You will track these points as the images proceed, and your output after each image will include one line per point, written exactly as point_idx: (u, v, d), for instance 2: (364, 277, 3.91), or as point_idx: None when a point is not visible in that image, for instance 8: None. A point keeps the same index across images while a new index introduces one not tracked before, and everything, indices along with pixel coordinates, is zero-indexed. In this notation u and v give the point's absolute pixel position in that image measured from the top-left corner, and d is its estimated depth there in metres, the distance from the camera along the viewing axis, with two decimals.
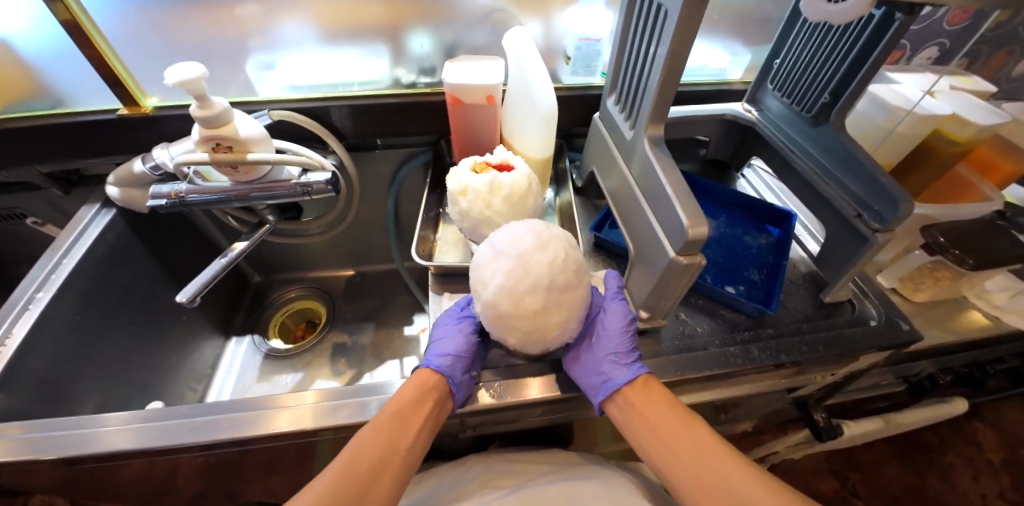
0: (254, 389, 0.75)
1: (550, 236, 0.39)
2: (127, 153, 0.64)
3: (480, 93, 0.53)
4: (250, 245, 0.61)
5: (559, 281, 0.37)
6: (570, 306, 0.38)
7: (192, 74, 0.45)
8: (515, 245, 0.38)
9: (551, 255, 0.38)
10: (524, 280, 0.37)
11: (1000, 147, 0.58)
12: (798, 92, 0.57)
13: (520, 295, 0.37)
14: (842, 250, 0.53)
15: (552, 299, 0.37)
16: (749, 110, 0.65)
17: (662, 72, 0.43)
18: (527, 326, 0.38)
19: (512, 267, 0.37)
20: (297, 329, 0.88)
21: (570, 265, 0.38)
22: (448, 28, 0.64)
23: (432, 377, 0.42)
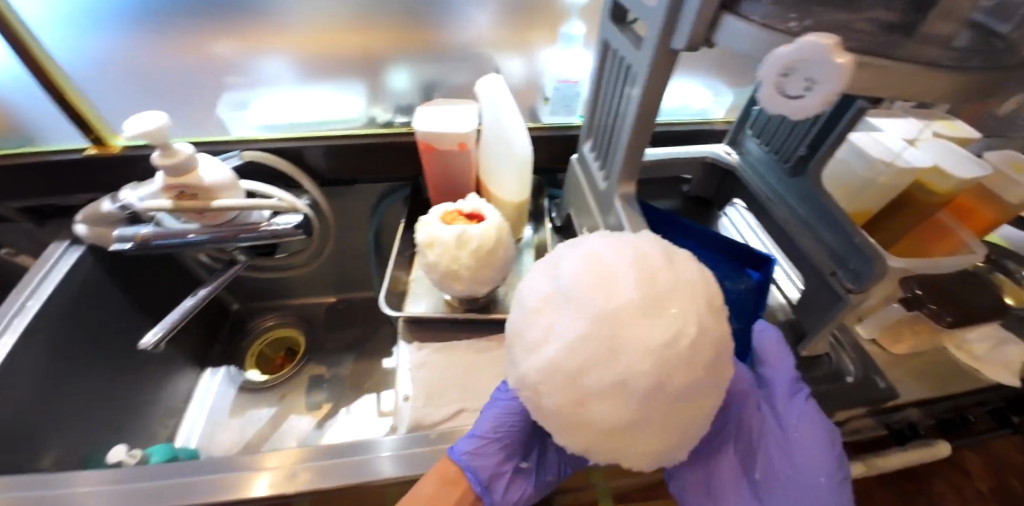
0: (227, 425, 0.74)
1: (663, 302, 0.29)
2: (97, 190, 0.63)
3: (453, 140, 0.52)
4: (219, 286, 0.60)
5: (666, 379, 0.28)
6: (670, 413, 0.29)
7: (153, 124, 0.44)
8: (606, 303, 0.28)
9: (660, 335, 0.27)
10: (607, 367, 0.28)
11: (980, 196, 0.57)
12: (778, 140, 0.56)
13: (595, 395, 0.28)
14: (819, 304, 0.51)
15: (643, 406, 0.28)
16: (729, 153, 0.65)
17: (630, 132, 0.42)
18: (590, 428, 0.29)
19: (592, 342, 0.28)
20: (277, 359, 0.86)
21: (693, 351, 0.28)
22: (425, 67, 0.64)
23: (450, 468, 0.42)
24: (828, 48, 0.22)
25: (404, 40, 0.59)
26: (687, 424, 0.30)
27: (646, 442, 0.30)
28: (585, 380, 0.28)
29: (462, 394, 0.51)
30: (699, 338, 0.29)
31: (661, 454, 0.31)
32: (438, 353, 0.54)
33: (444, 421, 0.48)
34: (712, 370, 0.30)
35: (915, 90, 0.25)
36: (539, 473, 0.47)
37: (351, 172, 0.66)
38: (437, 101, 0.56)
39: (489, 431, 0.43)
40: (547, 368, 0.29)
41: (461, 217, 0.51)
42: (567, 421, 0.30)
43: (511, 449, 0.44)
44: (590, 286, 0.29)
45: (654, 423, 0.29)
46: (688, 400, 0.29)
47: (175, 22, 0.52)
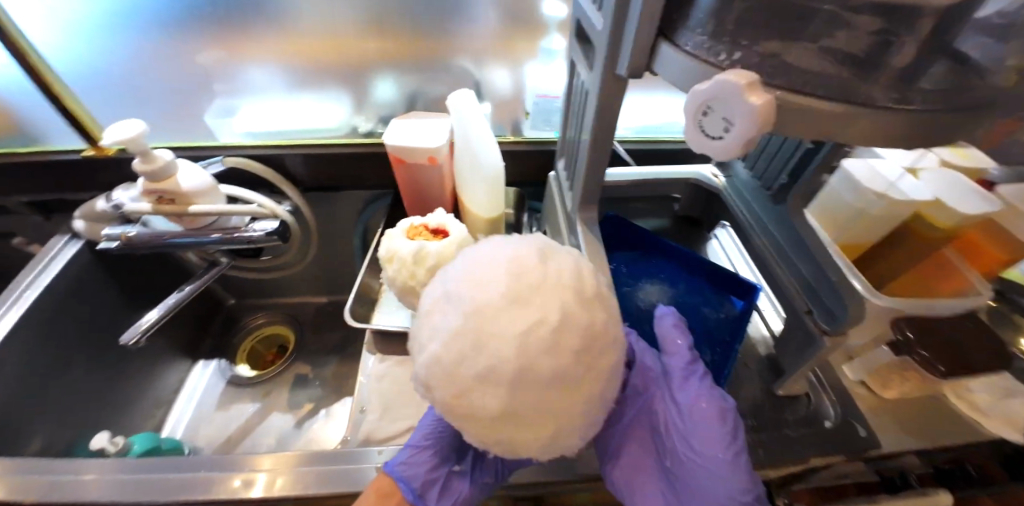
0: (211, 419, 0.77)
1: (527, 293, 0.29)
2: (96, 189, 0.67)
3: (421, 154, 0.53)
4: (199, 287, 0.62)
5: (536, 367, 0.28)
6: (550, 402, 0.29)
7: (129, 133, 0.46)
8: (476, 296, 0.29)
9: (522, 325, 0.28)
10: (477, 360, 0.28)
11: (990, 230, 0.52)
12: (764, 166, 0.54)
13: (470, 386, 0.28)
14: (795, 341, 0.49)
15: (519, 396, 0.28)
16: (716, 174, 0.62)
17: (588, 156, 0.41)
18: (476, 423, 0.29)
19: (461, 337, 0.28)
20: (268, 355, 0.89)
21: (564, 337, 0.29)
22: (407, 78, 0.64)
23: (385, 482, 0.42)
24: (739, 86, 0.21)
25: (385, 53, 0.61)
26: (576, 412, 0.30)
27: (534, 434, 0.30)
28: (460, 373, 0.28)
29: (417, 411, 0.50)
30: (567, 324, 0.29)
31: (555, 443, 0.31)
32: (399, 367, 0.54)
33: (394, 438, 0.48)
34: (590, 356, 0.30)
35: (852, 130, 0.23)
36: (476, 474, 0.46)
37: (332, 180, 0.67)
38: (413, 114, 0.56)
39: (421, 438, 0.45)
40: (429, 364, 0.30)
41: (426, 232, 0.51)
42: (456, 417, 0.30)
43: (441, 453, 0.45)
44: (466, 283, 0.30)
45: (537, 412, 0.29)
46: (564, 387, 0.29)
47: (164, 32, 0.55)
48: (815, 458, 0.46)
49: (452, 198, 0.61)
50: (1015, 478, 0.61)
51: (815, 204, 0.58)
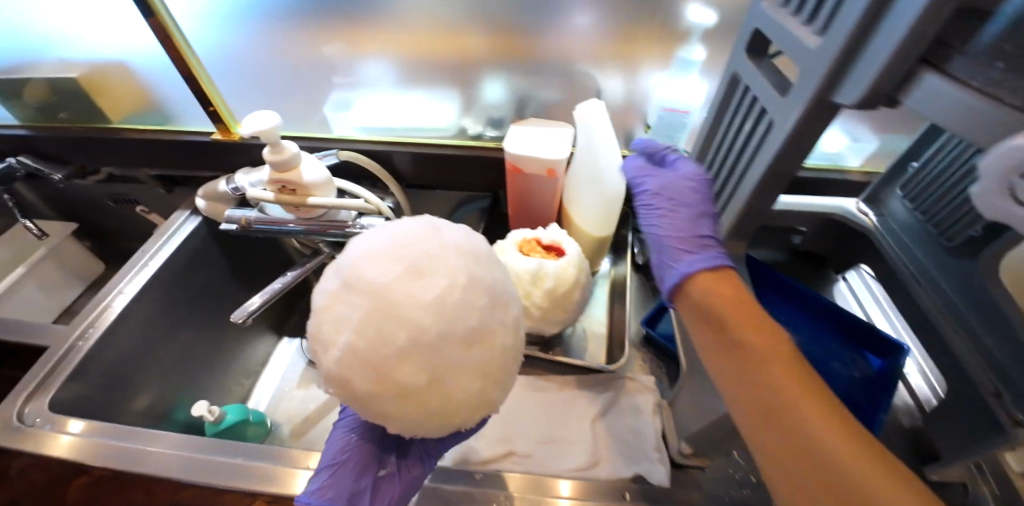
0: (292, 397, 0.79)
1: (427, 261, 0.26)
2: (218, 170, 0.71)
3: (541, 166, 0.50)
4: (302, 273, 0.63)
5: (458, 332, 0.25)
6: (477, 358, 0.26)
7: (266, 125, 0.48)
8: (379, 273, 0.25)
9: (436, 289, 0.25)
10: (394, 340, 0.24)
11: None
12: (941, 207, 0.45)
13: (390, 369, 0.25)
14: (967, 424, 0.41)
15: (449, 357, 0.25)
16: (865, 212, 0.54)
17: (754, 188, 0.37)
18: (402, 404, 0.26)
19: (368, 321, 0.25)
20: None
21: (478, 294, 0.26)
22: (519, 81, 0.62)
23: None
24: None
25: (508, 53, 0.58)
26: (506, 364, 0.28)
27: (459, 392, 0.26)
28: (380, 356, 0.25)
29: (513, 433, 0.48)
30: (477, 282, 0.27)
31: (485, 402, 0.28)
32: None
33: (491, 461, 0.45)
34: (507, 311, 0.28)
35: None
36: (405, 469, 0.40)
37: (434, 180, 0.66)
38: (530, 121, 0.54)
39: (334, 454, 0.39)
40: (340, 360, 0.25)
41: (539, 248, 0.48)
42: (387, 405, 0.26)
43: (360, 460, 0.39)
44: (361, 267, 0.26)
45: (457, 369, 0.26)
46: (481, 340, 0.26)
47: (296, 27, 0.56)
48: None
49: (559, 212, 0.58)
50: None
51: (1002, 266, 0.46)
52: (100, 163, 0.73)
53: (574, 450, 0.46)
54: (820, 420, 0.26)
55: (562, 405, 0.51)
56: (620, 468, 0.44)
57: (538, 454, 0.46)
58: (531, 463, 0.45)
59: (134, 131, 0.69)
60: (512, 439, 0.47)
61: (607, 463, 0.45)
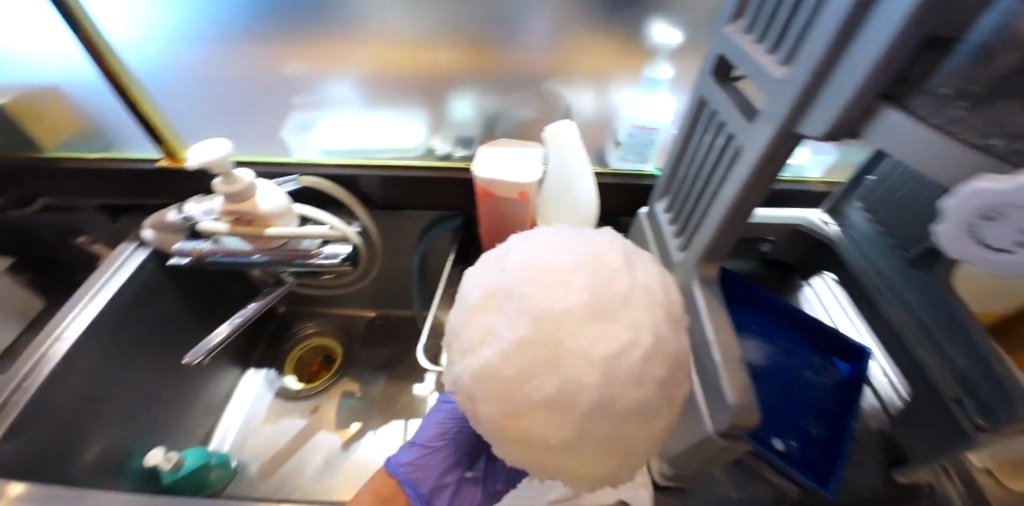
0: (260, 433, 0.75)
1: (612, 311, 0.30)
2: (168, 197, 0.66)
3: (512, 189, 0.49)
4: (263, 305, 0.59)
5: (609, 403, 0.27)
6: (625, 429, 0.28)
7: (216, 154, 0.44)
8: (554, 308, 0.29)
9: (611, 347, 0.28)
10: (550, 377, 0.28)
11: None
12: (898, 219, 0.48)
13: (531, 405, 0.28)
14: (934, 429, 0.42)
15: (598, 419, 0.28)
16: (828, 222, 0.55)
17: (722, 215, 0.36)
18: (535, 443, 0.29)
19: (531, 351, 0.28)
20: (314, 365, 0.85)
21: (642, 370, 0.28)
22: (489, 98, 0.60)
23: (386, 487, 0.47)
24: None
25: (475, 72, 0.57)
26: (638, 441, 0.30)
27: (586, 454, 0.29)
28: (525, 389, 0.28)
29: None
30: (654, 353, 0.29)
31: (602, 470, 0.30)
32: None
33: None
34: (664, 393, 0.30)
35: None
36: (488, 482, 0.50)
37: (403, 201, 0.64)
38: (498, 140, 0.52)
39: (432, 439, 0.51)
40: (480, 373, 0.30)
41: None
42: (511, 434, 0.29)
43: (452, 457, 0.50)
44: (536, 293, 0.30)
45: (601, 436, 0.28)
46: (635, 419, 0.29)
47: (251, 46, 0.54)
48: None
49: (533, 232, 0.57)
50: None
51: None
52: (35, 194, 0.68)
53: (558, 480, 0.46)
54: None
55: None
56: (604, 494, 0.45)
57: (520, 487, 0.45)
58: None
59: (72, 158, 0.64)
60: None
61: (591, 490, 0.46)
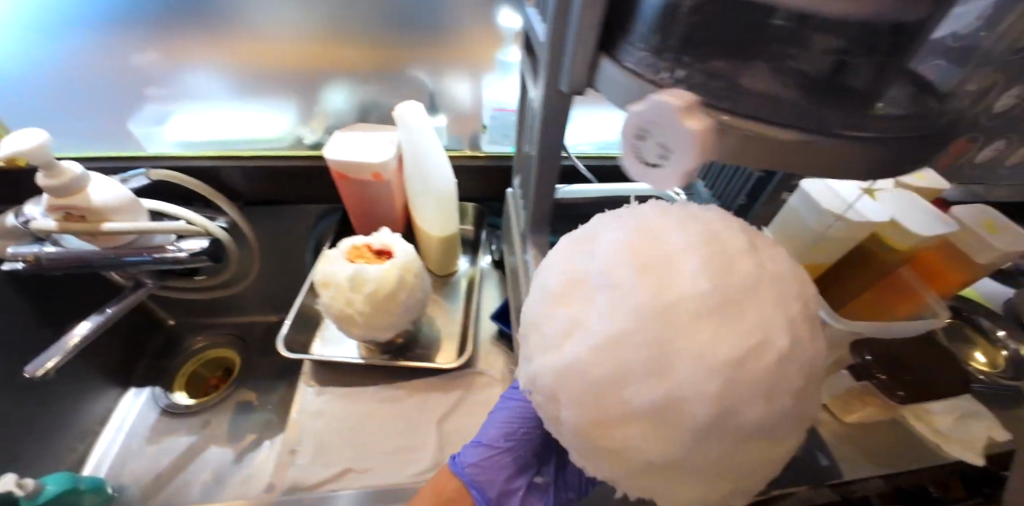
0: (139, 455, 0.69)
1: (738, 302, 0.21)
2: (9, 202, 0.60)
3: (366, 170, 0.49)
4: (119, 311, 0.55)
5: (725, 419, 0.20)
6: (737, 450, 0.22)
7: (29, 144, 0.41)
8: (660, 296, 0.21)
9: (732, 349, 0.20)
10: (649, 384, 0.21)
11: (949, 254, 0.53)
12: (726, 180, 0.51)
13: (632, 415, 0.21)
14: None
15: (711, 435, 0.21)
16: (680, 192, 0.57)
17: (535, 177, 0.39)
18: (631, 458, 0.23)
19: (627, 348, 0.21)
20: (212, 379, 0.83)
21: (781, 374, 0.21)
22: (363, 86, 0.60)
23: (449, 485, 0.37)
24: (669, 106, 0.19)
25: (335, 59, 0.57)
26: (761, 459, 0.23)
27: (696, 469, 0.22)
28: (621, 393, 0.21)
29: (354, 449, 0.46)
30: (789, 356, 0.21)
31: (713, 488, 0.24)
32: (337, 399, 0.50)
33: (327, 481, 0.43)
34: (795, 407, 0.22)
35: (797, 161, 0.21)
36: (560, 490, 0.38)
37: (272, 196, 0.63)
38: (356, 127, 0.53)
39: (498, 439, 0.37)
40: (567, 374, 0.23)
41: (369, 254, 0.48)
42: (601, 442, 0.23)
43: (520, 459, 0.38)
44: (645, 273, 0.22)
45: (717, 454, 0.22)
46: (758, 436, 0.22)
47: (97, 36, 0.52)
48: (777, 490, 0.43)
49: (403, 215, 0.57)
50: None
51: (778, 223, 0.56)
52: None
53: (420, 455, 0.45)
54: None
55: (412, 412, 0.49)
56: None
57: (379, 466, 0.44)
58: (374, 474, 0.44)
59: None
60: (355, 455, 0.45)
61: None
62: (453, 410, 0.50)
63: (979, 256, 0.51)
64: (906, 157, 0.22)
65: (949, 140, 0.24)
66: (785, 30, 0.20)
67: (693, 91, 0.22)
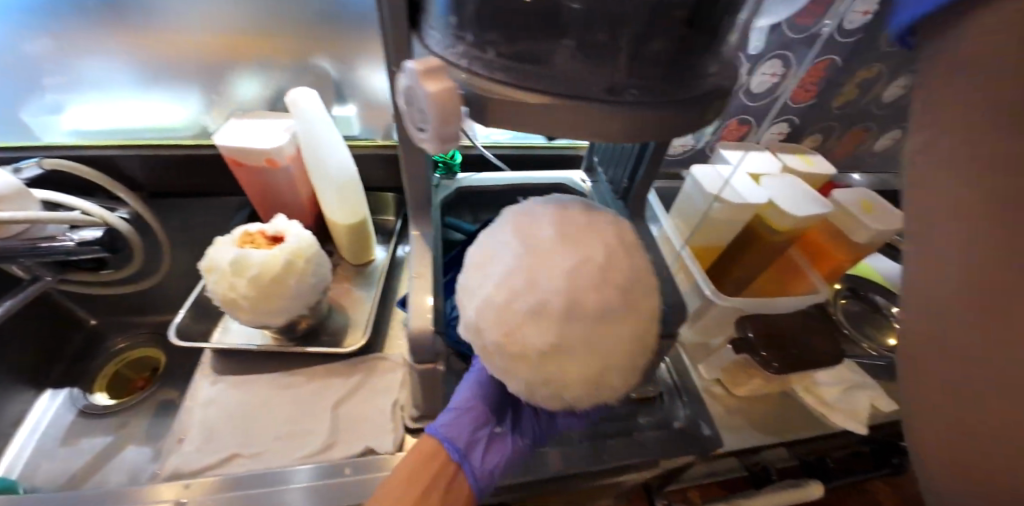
0: (53, 456, 0.66)
1: (577, 233, 0.28)
2: None
3: (258, 156, 0.49)
4: (17, 303, 0.54)
5: (586, 305, 0.25)
6: (611, 339, 0.26)
7: None
8: (527, 239, 0.28)
9: (573, 259, 0.26)
10: (526, 295, 0.25)
11: (829, 233, 0.58)
12: (618, 166, 0.52)
13: (524, 322, 0.25)
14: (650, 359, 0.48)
15: (576, 330, 0.25)
16: (586, 181, 0.58)
17: (403, 161, 0.38)
18: (530, 361, 0.26)
19: (511, 274, 0.26)
20: (138, 379, 0.82)
21: (614, 272, 0.26)
22: (272, 76, 0.59)
23: (426, 447, 0.38)
24: (413, 70, 0.20)
25: (228, 51, 0.56)
26: (630, 357, 0.27)
27: (591, 366, 0.26)
28: (512, 311, 0.26)
29: (244, 435, 0.46)
30: (615, 261, 0.27)
31: (599, 391, 0.27)
32: (233, 387, 0.50)
33: (209, 468, 0.43)
34: (642, 312, 0.27)
35: (564, 120, 0.23)
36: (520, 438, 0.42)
37: (176, 184, 0.64)
38: (252, 115, 0.53)
39: (465, 399, 0.40)
40: (478, 309, 0.27)
41: (260, 240, 0.47)
42: (508, 360, 0.27)
43: (489, 413, 0.39)
44: (521, 227, 0.29)
45: (596, 343, 0.26)
46: (619, 322, 0.26)
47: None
48: (655, 454, 0.48)
49: (309, 204, 0.57)
50: (882, 466, 0.68)
51: (676, 208, 0.60)
52: None
53: (309, 440, 0.46)
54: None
55: (307, 398, 0.49)
56: (351, 448, 0.45)
57: (267, 451, 0.45)
58: (263, 458, 0.44)
59: None
60: (248, 439, 0.46)
61: (340, 445, 0.46)
62: (350, 395, 0.50)
63: (854, 235, 0.54)
64: (670, 126, 0.24)
65: (717, 113, 0.26)
66: (580, 15, 0.20)
67: (473, 63, 0.23)
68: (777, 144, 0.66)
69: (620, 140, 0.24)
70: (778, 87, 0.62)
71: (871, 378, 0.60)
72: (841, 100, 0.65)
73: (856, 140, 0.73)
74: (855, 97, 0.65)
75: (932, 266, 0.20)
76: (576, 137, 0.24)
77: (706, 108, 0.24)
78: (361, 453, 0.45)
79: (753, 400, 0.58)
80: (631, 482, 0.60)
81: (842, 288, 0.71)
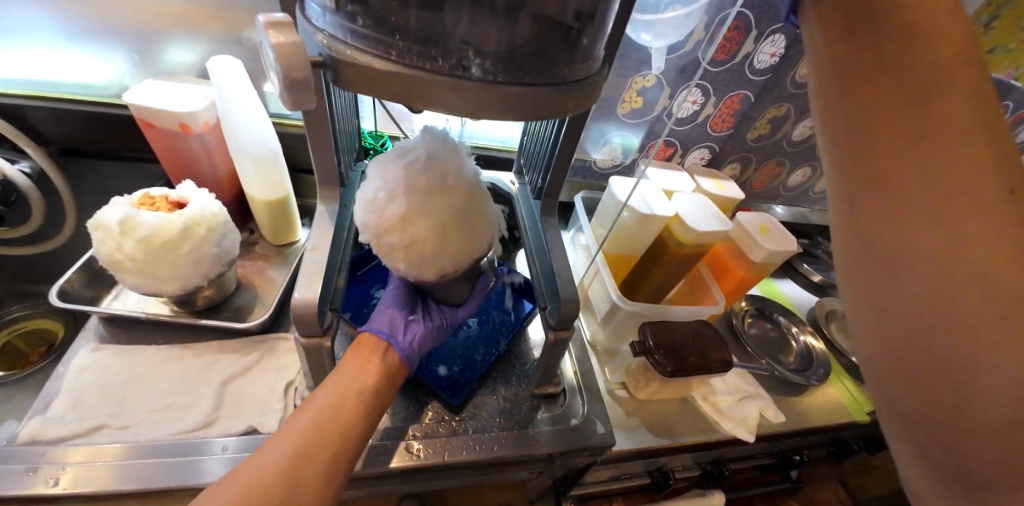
0: None
1: (408, 142, 0.37)
2: None
3: (171, 120, 0.48)
4: None
5: (420, 182, 0.34)
6: (447, 207, 0.35)
7: None
8: (380, 160, 0.37)
9: (403, 159, 0.35)
10: (380, 191, 0.35)
11: (733, 252, 0.62)
12: (536, 169, 0.54)
13: (384, 205, 0.34)
14: (549, 357, 0.48)
15: (417, 199, 0.34)
16: (513, 182, 0.58)
17: (309, 144, 0.38)
18: (395, 235, 0.34)
19: (373, 179, 0.36)
20: (32, 355, 0.67)
21: (435, 165, 0.36)
22: (200, 44, 0.58)
23: (364, 343, 0.42)
24: (264, 25, 0.23)
25: (156, 15, 0.54)
26: (464, 219, 0.36)
27: (441, 226, 0.35)
28: (377, 202, 0.35)
29: (117, 406, 0.44)
30: (434, 160, 0.36)
31: (450, 248, 0.36)
32: (116, 356, 0.48)
33: (71, 438, 0.40)
34: (466, 188, 0.37)
35: (425, 90, 0.23)
36: (431, 319, 0.45)
37: (90, 143, 0.62)
38: (175, 80, 0.52)
39: (385, 301, 0.46)
40: (361, 214, 0.36)
41: (161, 204, 0.46)
42: (386, 239, 0.35)
43: (400, 302, 0.45)
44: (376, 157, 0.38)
45: (433, 209, 0.34)
46: (444, 193, 0.35)
47: None
48: (546, 449, 0.48)
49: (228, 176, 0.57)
50: (785, 479, 0.70)
51: (597, 217, 0.65)
52: None
53: (188, 414, 0.44)
54: (1009, 293, 0.21)
55: (195, 372, 0.48)
56: (232, 425, 0.44)
57: (139, 423, 0.42)
58: (133, 429, 0.42)
59: None
60: (121, 412, 0.43)
61: (221, 422, 0.44)
62: (243, 373, 0.49)
63: (750, 253, 0.59)
64: (524, 110, 0.25)
65: (580, 108, 0.28)
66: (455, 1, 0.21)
67: (349, 34, 0.24)
68: (697, 167, 0.71)
69: (486, 117, 0.25)
70: (696, 114, 0.67)
71: (762, 389, 0.64)
72: (754, 133, 0.71)
73: (772, 173, 0.80)
74: (767, 133, 0.72)
75: (878, 190, 0.25)
76: (441, 109, 0.24)
77: (563, 98, 0.26)
78: (241, 431, 0.43)
79: (654, 402, 0.61)
80: (538, 482, 0.60)
81: (750, 307, 0.77)
